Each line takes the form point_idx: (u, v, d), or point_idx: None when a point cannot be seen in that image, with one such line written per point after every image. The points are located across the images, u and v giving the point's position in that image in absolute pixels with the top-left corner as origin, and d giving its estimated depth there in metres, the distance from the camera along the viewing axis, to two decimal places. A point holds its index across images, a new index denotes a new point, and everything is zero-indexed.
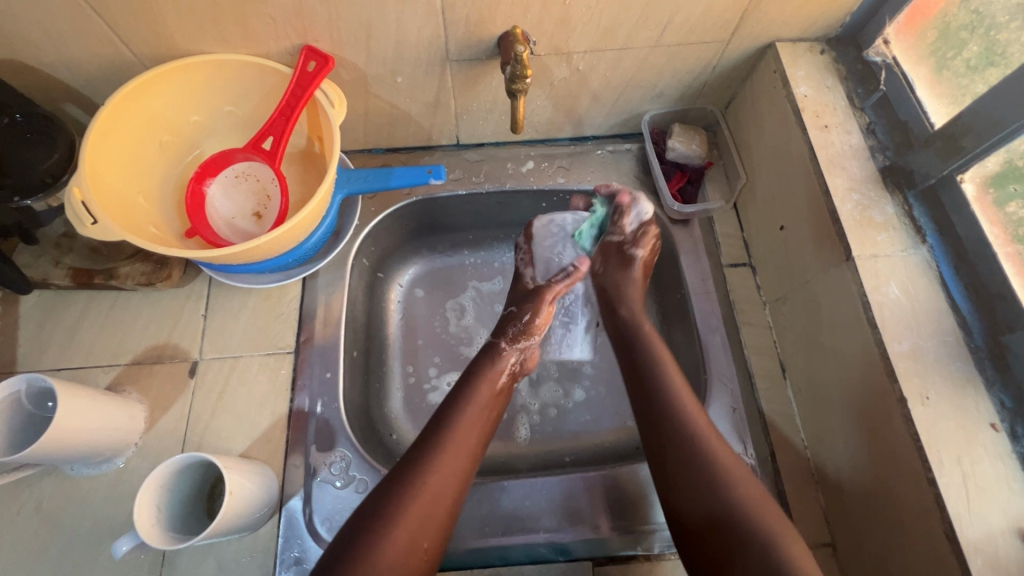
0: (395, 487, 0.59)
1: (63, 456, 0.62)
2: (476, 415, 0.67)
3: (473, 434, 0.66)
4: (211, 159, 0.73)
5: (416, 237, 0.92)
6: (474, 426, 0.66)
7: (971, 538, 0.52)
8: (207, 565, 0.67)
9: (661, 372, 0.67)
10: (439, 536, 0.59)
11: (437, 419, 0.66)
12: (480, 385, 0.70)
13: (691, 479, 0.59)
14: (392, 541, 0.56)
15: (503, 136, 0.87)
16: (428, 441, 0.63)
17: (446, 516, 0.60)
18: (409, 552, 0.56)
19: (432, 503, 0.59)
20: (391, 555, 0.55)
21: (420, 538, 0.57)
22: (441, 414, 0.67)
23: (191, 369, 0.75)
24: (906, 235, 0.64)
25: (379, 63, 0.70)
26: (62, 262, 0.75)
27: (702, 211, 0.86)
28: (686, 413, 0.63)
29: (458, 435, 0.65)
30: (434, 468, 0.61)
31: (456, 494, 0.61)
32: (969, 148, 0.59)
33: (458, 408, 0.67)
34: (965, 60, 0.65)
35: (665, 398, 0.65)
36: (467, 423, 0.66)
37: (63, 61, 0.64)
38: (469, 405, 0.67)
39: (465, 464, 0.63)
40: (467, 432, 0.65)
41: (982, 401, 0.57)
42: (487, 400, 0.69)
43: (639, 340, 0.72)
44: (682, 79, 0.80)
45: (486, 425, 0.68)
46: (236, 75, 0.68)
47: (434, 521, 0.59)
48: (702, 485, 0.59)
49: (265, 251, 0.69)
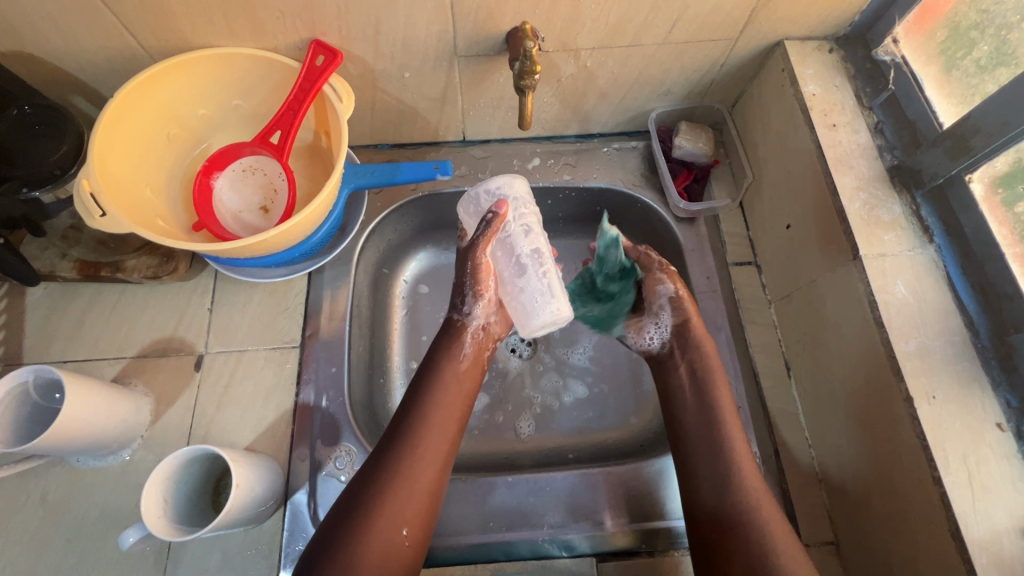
0: (373, 476, 0.59)
1: (71, 447, 0.62)
2: (453, 397, 0.66)
3: (447, 415, 0.65)
4: (218, 153, 0.73)
5: (421, 232, 0.92)
6: (449, 411, 0.65)
7: (976, 537, 0.52)
8: (212, 557, 0.67)
9: (703, 359, 0.69)
10: (421, 521, 0.59)
11: (408, 405, 0.65)
12: (445, 367, 0.68)
13: (706, 452, 0.64)
14: (372, 532, 0.56)
15: (509, 133, 0.87)
16: (402, 427, 0.63)
17: (427, 500, 0.60)
18: (391, 540, 0.57)
19: (409, 490, 0.59)
20: (372, 545, 0.55)
21: (397, 529, 0.57)
22: (413, 398, 0.65)
23: (197, 362, 0.76)
24: (913, 234, 0.64)
25: (387, 58, 0.70)
26: (69, 254, 0.75)
27: (708, 209, 0.86)
28: (719, 409, 0.66)
29: (433, 420, 0.63)
30: (407, 455, 0.60)
31: (434, 479, 0.61)
32: (977, 148, 0.59)
33: (430, 392, 0.65)
34: (975, 59, 0.64)
35: (706, 388, 0.68)
36: (442, 407, 0.65)
37: (72, 53, 0.64)
38: (441, 388, 0.66)
39: (443, 448, 0.63)
40: (442, 416, 0.64)
41: (989, 400, 0.57)
42: (459, 379, 0.68)
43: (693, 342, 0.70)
44: (690, 77, 0.80)
45: (461, 406, 0.67)
46: (244, 69, 0.68)
47: (412, 508, 0.59)
48: (710, 463, 0.63)
49: (271, 245, 0.69)
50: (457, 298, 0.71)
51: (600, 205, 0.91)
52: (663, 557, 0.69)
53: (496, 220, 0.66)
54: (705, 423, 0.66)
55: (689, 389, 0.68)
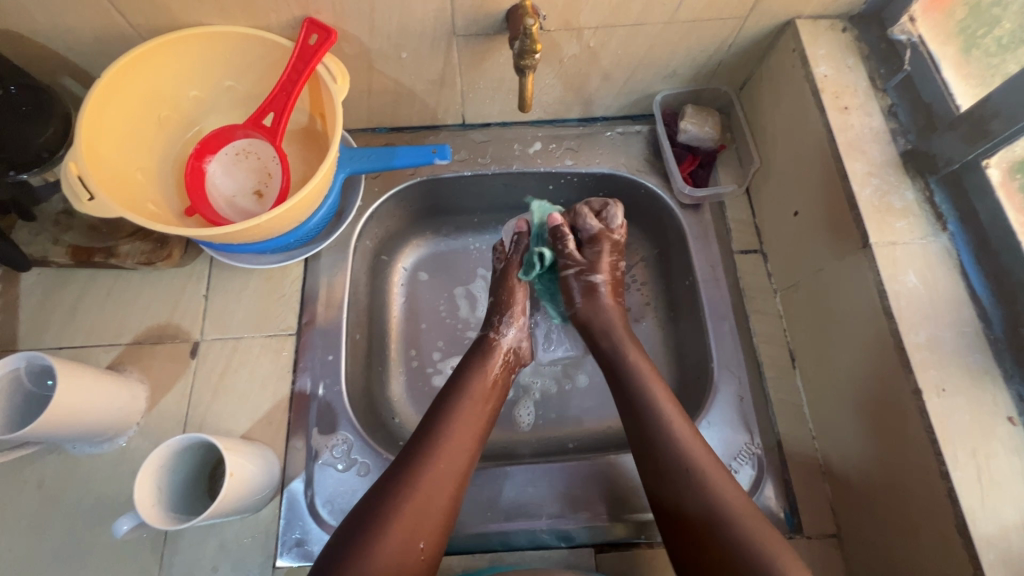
0: (391, 485, 0.59)
1: (64, 435, 0.61)
2: (477, 413, 0.66)
3: (471, 428, 0.64)
4: (210, 136, 0.71)
5: (420, 218, 0.90)
6: (470, 426, 0.64)
7: (984, 533, 0.51)
8: (208, 545, 0.67)
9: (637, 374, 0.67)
10: (436, 535, 0.58)
11: (430, 420, 0.64)
12: (474, 380, 0.68)
13: (668, 465, 0.60)
14: (386, 541, 0.55)
15: (510, 116, 0.85)
16: (423, 440, 0.62)
17: (444, 513, 0.59)
18: (405, 552, 0.55)
19: (427, 503, 0.58)
20: (386, 555, 0.54)
21: (414, 540, 0.56)
22: (435, 412, 0.65)
23: (192, 350, 0.75)
24: (926, 222, 0.62)
25: (383, 37, 0.68)
26: (61, 240, 0.74)
27: (714, 195, 0.83)
28: (670, 422, 0.62)
29: (456, 432, 0.63)
30: (427, 468, 0.60)
31: (452, 493, 0.60)
32: (996, 132, 0.57)
33: (453, 407, 0.65)
34: (997, 37, 0.62)
35: (646, 412, 0.63)
36: (462, 421, 0.64)
37: (58, 32, 0.62)
38: (464, 403, 0.66)
39: (463, 462, 0.62)
40: (462, 430, 0.64)
41: (1000, 393, 0.55)
42: (484, 398, 0.67)
43: (612, 331, 0.71)
44: (697, 58, 0.77)
45: (483, 422, 0.66)
46: (236, 48, 0.66)
47: (430, 520, 0.58)
48: (677, 473, 0.59)
49: (265, 231, 0.67)
50: (496, 317, 0.76)
51: (603, 191, 0.89)
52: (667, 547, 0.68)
53: (525, 239, 0.80)
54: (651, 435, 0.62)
55: (630, 406, 0.65)
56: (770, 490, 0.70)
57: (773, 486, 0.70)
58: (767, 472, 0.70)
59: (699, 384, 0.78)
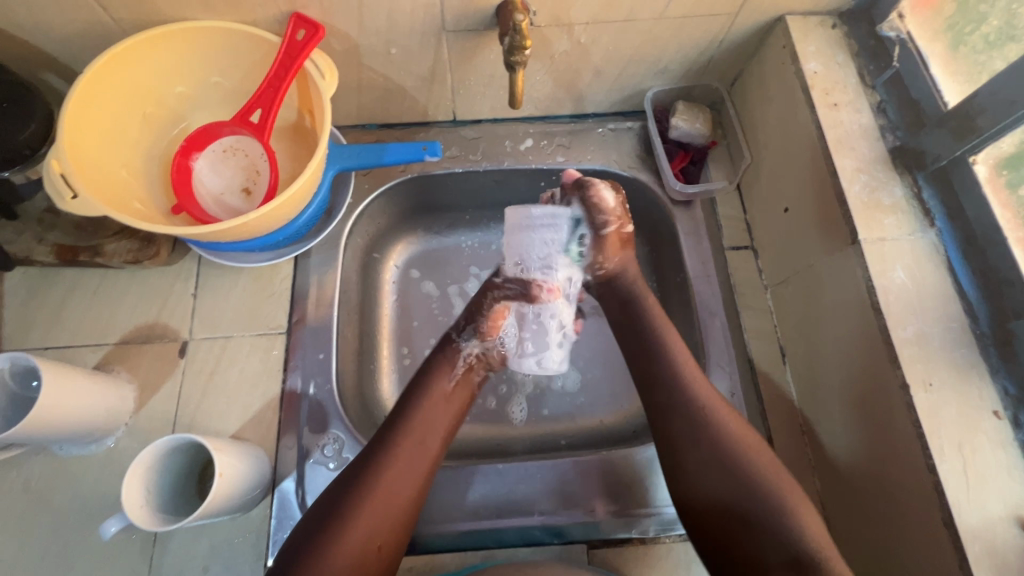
0: (348, 485, 0.58)
1: (51, 436, 0.60)
2: (437, 415, 0.65)
3: (433, 426, 0.64)
4: (197, 133, 0.70)
5: (411, 215, 0.90)
6: (432, 428, 0.64)
7: (970, 526, 0.51)
8: (198, 546, 0.66)
9: (667, 348, 0.66)
10: (394, 535, 0.58)
11: (391, 423, 0.63)
12: (437, 381, 0.68)
13: (702, 453, 0.59)
14: (344, 540, 0.55)
15: (501, 113, 0.85)
16: (383, 439, 0.61)
17: (404, 512, 0.59)
18: (362, 550, 0.55)
19: (386, 502, 0.58)
20: (341, 557, 0.54)
21: (371, 540, 0.56)
22: (395, 416, 0.64)
23: (181, 349, 0.74)
24: (913, 218, 0.63)
25: (372, 33, 0.67)
26: (46, 238, 0.73)
27: (705, 192, 0.83)
28: (697, 399, 0.61)
29: (414, 434, 0.62)
30: (385, 467, 0.59)
31: (412, 493, 0.59)
32: (983, 128, 0.57)
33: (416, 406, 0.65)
34: (984, 35, 0.62)
35: (670, 372, 0.64)
36: (425, 424, 0.64)
37: (39, 27, 0.61)
38: (424, 404, 0.65)
39: (423, 464, 0.61)
40: (421, 432, 0.63)
41: (986, 387, 0.56)
42: (446, 397, 0.67)
43: (636, 296, 0.72)
44: (688, 54, 0.77)
45: (443, 425, 0.65)
46: (221, 44, 0.65)
47: (388, 520, 0.57)
48: (706, 457, 0.58)
49: (253, 229, 0.66)
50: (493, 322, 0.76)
51: None
52: (659, 542, 0.68)
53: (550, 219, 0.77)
54: (671, 416, 0.61)
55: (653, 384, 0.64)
56: None
57: None
58: None
59: None
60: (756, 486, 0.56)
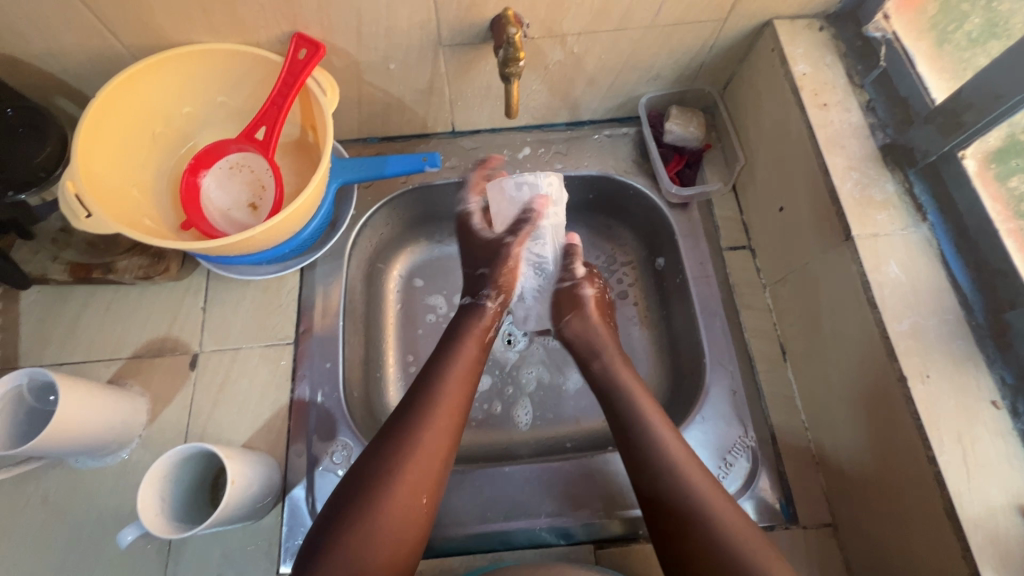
0: (384, 447, 0.59)
1: (68, 449, 0.62)
2: (462, 376, 0.66)
3: (464, 385, 0.66)
4: (205, 151, 0.73)
5: (414, 225, 0.91)
6: (461, 387, 0.65)
7: (972, 515, 0.52)
8: (211, 554, 0.67)
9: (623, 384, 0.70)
10: (435, 490, 0.60)
11: (422, 383, 0.65)
12: (465, 341, 0.70)
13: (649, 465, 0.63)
14: (390, 500, 0.56)
15: (498, 123, 0.87)
16: (415, 400, 0.63)
17: (441, 470, 0.60)
18: (407, 508, 0.57)
19: (427, 458, 0.59)
20: (388, 514, 0.56)
21: (415, 496, 0.57)
22: (425, 379, 0.66)
23: (192, 361, 0.76)
24: (906, 213, 0.64)
25: (371, 49, 0.69)
26: (60, 257, 0.76)
27: (701, 194, 0.85)
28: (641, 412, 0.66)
29: (447, 393, 0.64)
30: (425, 428, 0.61)
31: (449, 448, 0.62)
32: (970, 123, 0.58)
33: (445, 369, 0.67)
34: (966, 32, 0.64)
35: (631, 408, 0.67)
36: (453, 384, 0.65)
37: (53, 54, 0.64)
38: (453, 366, 0.67)
39: (456, 420, 0.63)
40: (455, 392, 0.65)
41: (983, 377, 0.56)
42: (474, 357, 0.69)
43: (599, 349, 0.74)
44: (678, 60, 0.79)
45: (472, 383, 0.67)
46: (226, 64, 0.67)
47: (430, 475, 0.59)
48: (659, 480, 0.61)
49: (259, 242, 0.68)
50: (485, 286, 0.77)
51: (593, 192, 0.90)
52: None
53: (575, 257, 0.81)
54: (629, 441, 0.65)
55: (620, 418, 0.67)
56: (765, 482, 0.71)
57: (768, 478, 0.71)
58: (762, 465, 0.71)
59: (693, 380, 0.79)
60: (714, 512, 0.58)
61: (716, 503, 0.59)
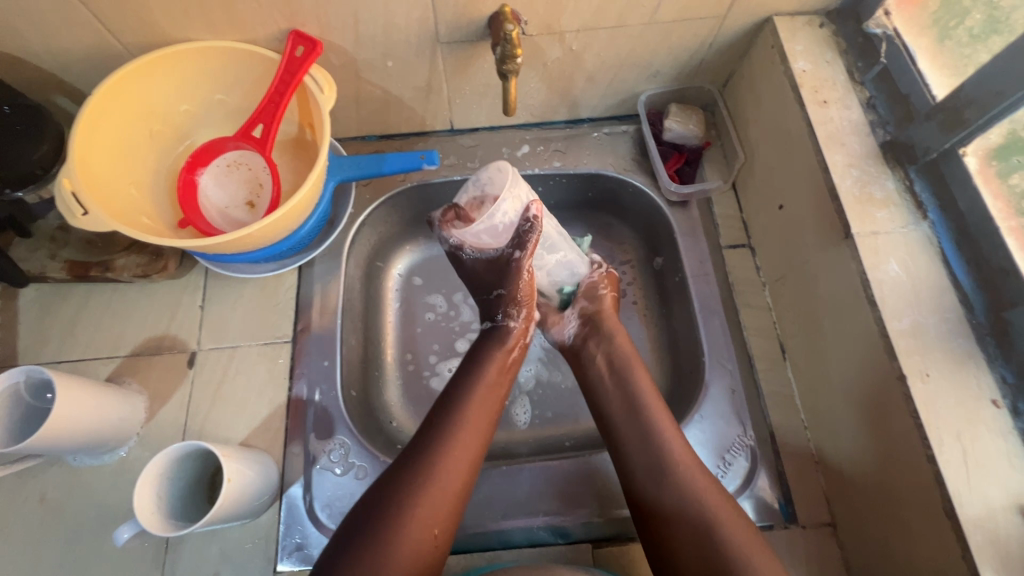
0: (403, 477, 0.59)
1: (65, 446, 0.62)
2: (483, 404, 0.66)
3: (483, 414, 0.66)
4: (203, 149, 0.73)
5: (413, 223, 0.91)
6: (481, 415, 0.65)
7: (972, 516, 0.51)
8: (208, 552, 0.67)
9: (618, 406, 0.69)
10: (451, 519, 0.59)
11: (443, 410, 0.65)
12: (489, 366, 0.69)
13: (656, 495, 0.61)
14: (408, 532, 0.56)
15: (497, 120, 0.86)
16: (435, 430, 0.63)
17: (458, 500, 0.60)
18: (422, 539, 0.57)
19: (444, 490, 0.59)
20: (405, 545, 0.55)
21: (430, 526, 0.57)
22: (447, 404, 0.65)
23: (189, 360, 0.76)
24: (907, 211, 0.63)
25: (368, 47, 0.69)
26: (58, 255, 0.76)
27: (700, 192, 0.84)
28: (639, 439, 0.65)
29: (467, 422, 0.64)
30: (443, 459, 0.61)
31: (466, 478, 0.61)
32: (971, 120, 0.58)
33: (465, 396, 0.66)
34: (968, 28, 0.63)
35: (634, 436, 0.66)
36: (474, 413, 0.65)
37: (50, 52, 0.64)
38: (475, 394, 0.66)
39: (477, 450, 0.63)
40: (474, 421, 0.64)
41: (984, 376, 0.56)
42: (494, 384, 0.69)
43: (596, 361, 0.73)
44: (678, 58, 0.78)
45: (493, 411, 0.67)
46: (224, 62, 0.67)
47: (447, 507, 0.59)
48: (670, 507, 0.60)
49: (256, 240, 0.68)
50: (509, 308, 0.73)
51: (592, 190, 0.89)
52: None
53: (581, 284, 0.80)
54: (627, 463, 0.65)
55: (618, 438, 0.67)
56: (765, 481, 0.70)
57: (767, 477, 0.71)
58: (761, 464, 0.71)
59: (692, 379, 0.78)
60: (720, 541, 0.57)
61: (728, 528, 0.58)
